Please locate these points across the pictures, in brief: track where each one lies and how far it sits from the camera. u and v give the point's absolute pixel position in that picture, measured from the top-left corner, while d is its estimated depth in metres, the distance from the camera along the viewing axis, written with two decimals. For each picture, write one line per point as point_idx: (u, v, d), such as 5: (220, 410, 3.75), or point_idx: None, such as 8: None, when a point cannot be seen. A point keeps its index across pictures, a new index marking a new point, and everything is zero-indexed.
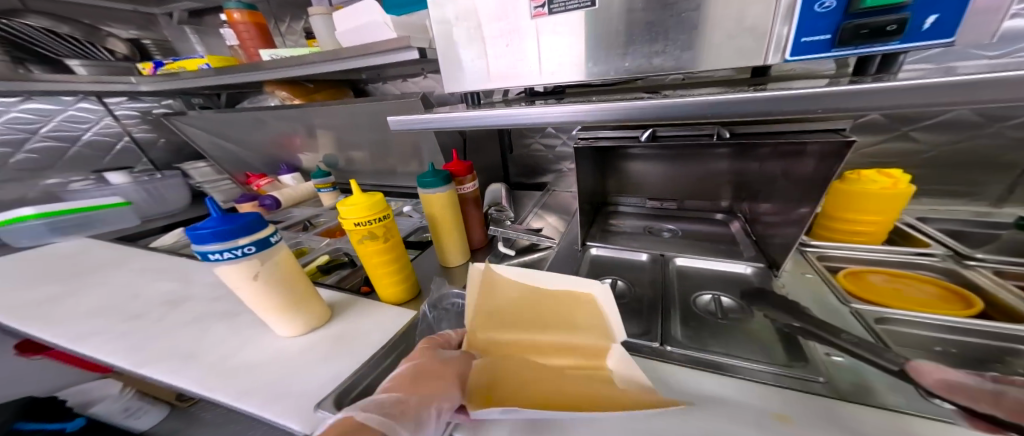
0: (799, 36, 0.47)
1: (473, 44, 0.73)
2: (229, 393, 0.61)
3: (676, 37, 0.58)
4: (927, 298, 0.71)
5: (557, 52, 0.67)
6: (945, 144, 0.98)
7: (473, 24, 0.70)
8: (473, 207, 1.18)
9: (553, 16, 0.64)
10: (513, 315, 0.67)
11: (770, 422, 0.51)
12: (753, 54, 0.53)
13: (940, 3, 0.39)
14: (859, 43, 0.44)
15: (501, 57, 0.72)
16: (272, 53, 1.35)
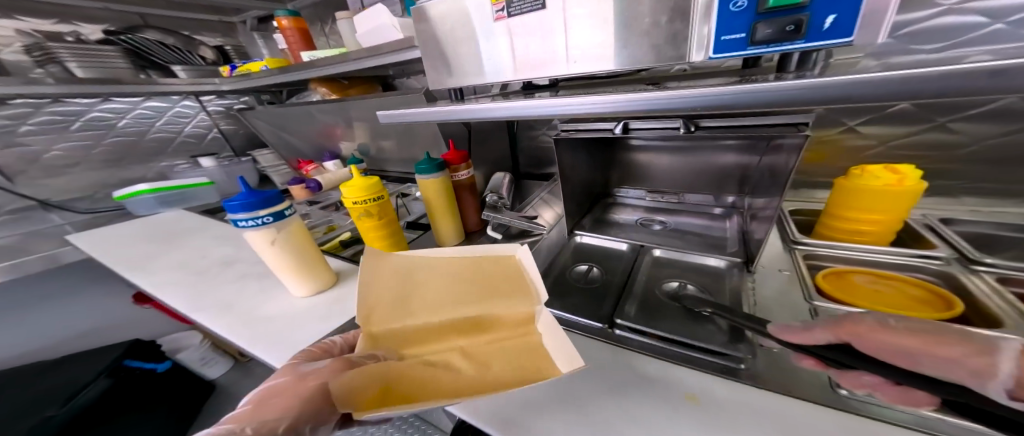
0: (720, 34, 0.49)
1: (446, 47, 0.80)
2: (252, 335, 0.81)
3: (617, 33, 0.60)
4: (908, 301, 0.66)
5: (587, 40, 0.63)
6: (994, 137, 0.83)
7: (446, 27, 0.77)
8: (468, 194, 1.26)
9: (512, 19, 0.69)
10: (435, 294, 0.69)
11: (679, 401, 0.56)
12: (681, 52, 0.56)
13: (837, 4, 0.40)
14: (769, 43, 0.46)
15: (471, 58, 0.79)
16: (311, 55, 1.57)
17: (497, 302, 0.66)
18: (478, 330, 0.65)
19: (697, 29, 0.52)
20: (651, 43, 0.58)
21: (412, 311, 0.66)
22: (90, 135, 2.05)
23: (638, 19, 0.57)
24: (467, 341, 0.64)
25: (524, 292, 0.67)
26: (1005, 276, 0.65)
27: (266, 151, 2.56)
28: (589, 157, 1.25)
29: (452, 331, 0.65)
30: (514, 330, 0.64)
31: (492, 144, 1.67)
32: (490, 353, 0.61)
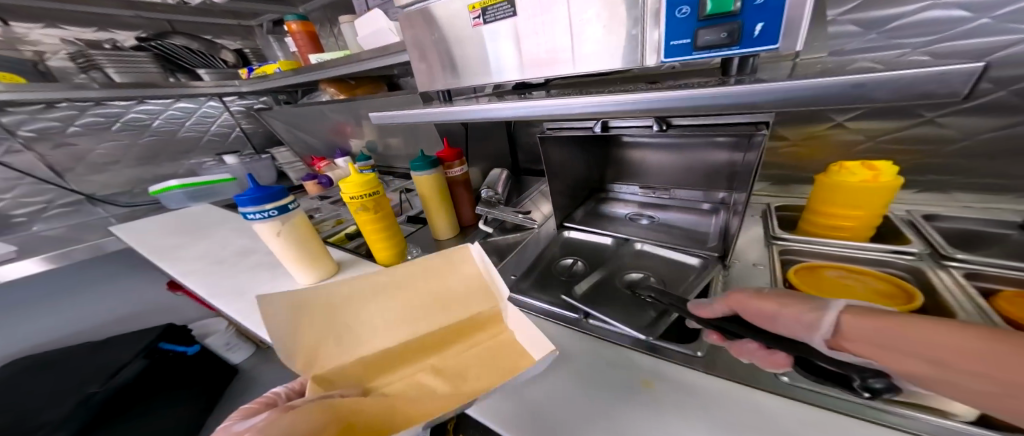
0: (669, 39, 0.52)
1: (433, 51, 0.86)
2: (259, 320, 0.90)
3: (594, 36, 0.62)
4: (874, 295, 0.67)
5: (592, 43, 0.63)
6: (988, 132, 0.81)
7: (431, 36, 0.84)
8: (462, 189, 1.27)
9: (487, 26, 0.74)
10: (389, 316, 0.68)
11: (637, 388, 0.58)
12: (638, 56, 0.59)
13: (764, 12, 0.43)
14: (707, 49, 0.49)
15: (454, 61, 0.85)
16: (318, 57, 1.66)
17: (458, 308, 0.70)
18: (445, 343, 0.69)
19: (648, 33, 0.56)
20: (608, 46, 0.61)
21: (368, 341, 0.65)
22: (128, 134, 2.24)
23: (597, 24, 0.60)
24: (438, 357, 0.68)
25: (483, 295, 0.72)
26: (971, 271, 0.67)
27: (282, 149, 2.71)
28: (581, 152, 1.18)
29: (421, 350, 0.68)
30: (480, 334, 0.71)
31: (493, 141, 1.59)
32: (461, 364, 0.66)
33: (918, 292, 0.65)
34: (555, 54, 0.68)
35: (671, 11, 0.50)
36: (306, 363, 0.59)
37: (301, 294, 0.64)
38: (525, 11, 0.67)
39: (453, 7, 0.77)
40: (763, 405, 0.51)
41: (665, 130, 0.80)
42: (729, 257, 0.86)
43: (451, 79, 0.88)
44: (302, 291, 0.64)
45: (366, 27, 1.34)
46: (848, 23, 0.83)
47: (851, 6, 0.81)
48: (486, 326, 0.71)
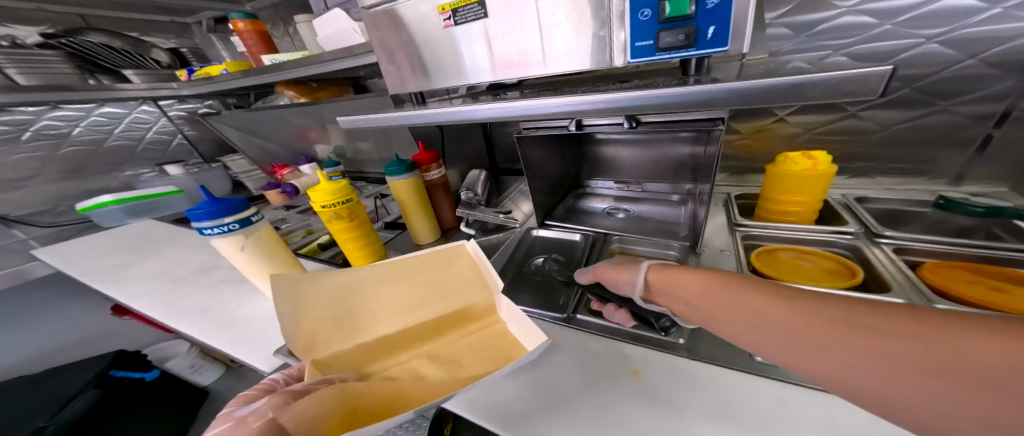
0: (634, 40, 0.55)
1: (400, 52, 0.84)
2: (227, 339, 0.83)
3: (562, 37, 0.64)
4: (822, 272, 0.75)
5: (559, 44, 0.64)
6: (900, 124, 0.93)
7: (398, 36, 0.81)
8: (442, 191, 1.22)
9: (459, 27, 0.73)
10: (387, 304, 0.69)
11: (626, 376, 0.60)
12: (607, 57, 0.61)
13: (715, 16, 0.47)
14: (671, 50, 0.52)
15: (425, 63, 0.83)
16: (273, 58, 1.54)
17: (453, 299, 0.71)
18: (439, 330, 0.69)
19: (615, 35, 0.58)
20: (578, 47, 0.63)
21: (364, 328, 0.66)
22: (42, 145, 1.95)
23: (558, 25, 0.63)
24: (432, 344, 0.68)
25: (480, 284, 0.73)
26: (898, 247, 0.78)
27: (236, 156, 2.46)
28: (555, 148, 1.17)
29: (414, 338, 0.67)
30: (474, 325, 0.70)
31: (469, 142, 1.57)
32: (456, 352, 0.66)
33: (856, 268, 0.75)
34: (527, 51, 0.69)
35: (631, 15, 0.53)
36: (310, 343, 0.59)
37: (305, 283, 0.63)
38: (495, 12, 0.67)
39: (422, 8, 0.75)
40: (736, 382, 0.55)
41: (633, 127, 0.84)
42: (699, 245, 0.91)
43: (421, 80, 0.86)
44: (304, 281, 0.63)
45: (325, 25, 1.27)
46: (784, 25, 0.91)
47: (785, 10, 0.89)
48: (480, 317, 0.71)
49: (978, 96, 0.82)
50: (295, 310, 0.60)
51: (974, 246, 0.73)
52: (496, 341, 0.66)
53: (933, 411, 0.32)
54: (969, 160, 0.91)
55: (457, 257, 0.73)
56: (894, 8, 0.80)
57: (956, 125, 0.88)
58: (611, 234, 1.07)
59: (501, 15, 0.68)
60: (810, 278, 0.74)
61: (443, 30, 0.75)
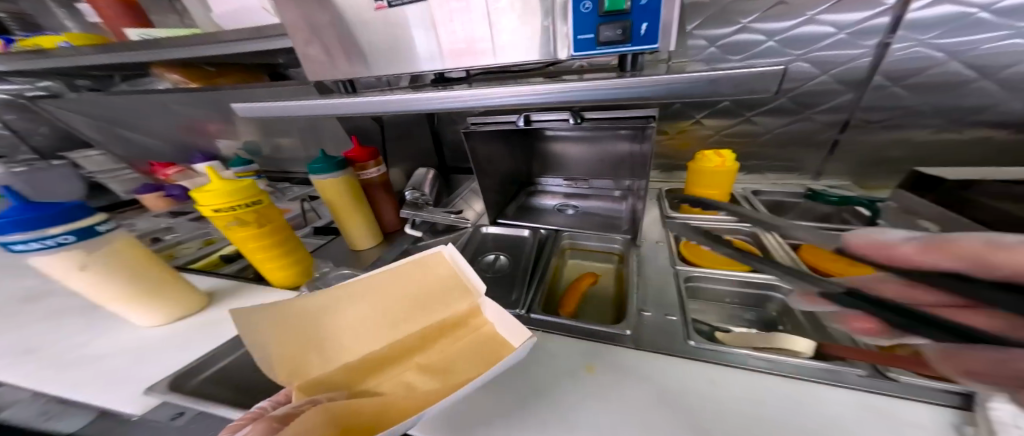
0: (577, 33, 0.56)
1: (327, 33, 0.74)
2: (66, 383, 0.62)
3: (511, 27, 0.62)
4: (729, 257, 0.81)
5: (507, 33, 0.62)
6: (782, 128, 1.03)
7: (323, 17, 0.73)
8: (382, 190, 1.09)
9: (395, 10, 0.67)
10: (371, 320, 0.61)
11: (579, 374, 0.57)
12: (552, 50, 0.61)
13: (646, 14, 0.50)
14: (610, 44, 0.54)
15: (355, 49, 0.75)
16: (141, 33, 1.16)
17: (440, 305, 0.64)
18: (429, 338, 0.60)
19: (559, 31, 0.59)
20: (522, 36, 0.62)
21: (349, 350, 0.57)
22: None
23: (500, 11, 0.60)
24: (423, 354, 0.58)
25: (461, 287, 0.66)
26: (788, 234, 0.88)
27: (92, 152, 1.90)
28: (504, 144, 1.14)
29: (405, 352, 0.58)
30: (461, 328, 0.61)
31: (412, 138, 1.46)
32: (449, 360, 0.56)
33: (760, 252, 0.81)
34: (469, 37, 0.65)
35: (573, 9, 0.54)
36: (287, 372, 0.51)
37: (272, 309, 0.55)
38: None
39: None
40: (673, 368, 0.55)
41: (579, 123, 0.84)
42: (638, 238, 0.96)
43: (356, 67, 0.77)
44: (273, 307, 0.56)
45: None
46: (702, 38, 0.92)
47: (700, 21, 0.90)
48: (468, 319, 0.62)
49: (836, 104, 0.91)
50: (258, 341, 0.51)
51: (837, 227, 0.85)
52: (485, 343, 0.57)
53: None
54: (825, 161, 1.03)
55: (436, 264, 0.68)
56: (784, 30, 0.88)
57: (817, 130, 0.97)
58: (557, 229, 1.09)
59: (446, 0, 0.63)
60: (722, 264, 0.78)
61: (376, 15, 0.69)
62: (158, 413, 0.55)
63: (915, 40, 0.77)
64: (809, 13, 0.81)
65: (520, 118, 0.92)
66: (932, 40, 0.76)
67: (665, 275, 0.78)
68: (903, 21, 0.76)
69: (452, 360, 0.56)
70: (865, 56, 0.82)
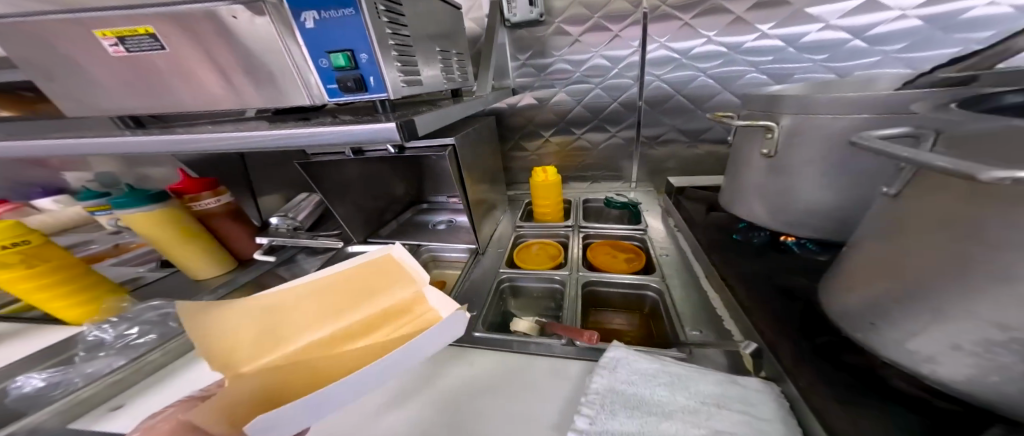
0: (324, 83, 0.45)
1: (58, 72, 0.51)
2: None
3: (313, 75, 0.45)
4: (555, 256, 0.77)
5: (303, 80, 0.46)
6: (604, 142, 0.98)
7: (23, 45, 0.48)
8: (231, 221, 0.84)
9: (136, 56, 0.47)
10: (315, 311, 0.41)
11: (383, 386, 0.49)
12: (301, 96, 0.48)
13: (370, 68, 0.43)
14: (348, 95, 0.45)
15: (81, 92, 0.52)
16: None
17: (389, 291, 0.44)
18: (377, 323, 0.39)
19: (298, 90, 0.47)
20: (270, 81, 0.48)
21: (287, 337, 0.38)
22: None
23: (290, 56, 0.44)
24: (369, 340, 0.37)
25: (406, 276, 0.46)
26: (589, 235, 0.83)
27: None
28: (385, 164, 0.89)
29: (345, 339, 0.38)
30: (411, 313, 0.40)
31: (261, 172, 1.02)
32: (398, 345, 0.35)
33: (561, 250, 0.79)
34: (273, 51, 0.44)
35: (306, 64, 0.45)
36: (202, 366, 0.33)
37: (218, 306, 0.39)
38: (232, 22, 0.43)
39: (51, 15, 0.44)
40: (466, 365, 0.51)
41: (399, 152, 0.65)
42: (482, 246, 0.83)
43: (230, 100, 0.51)
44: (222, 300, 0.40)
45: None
46: (531, 66, 0.89)
47: (531, 53, 0.88)
48: (415, 305, 0.41)
49: (629, 124, 0.93)
50: (209, 327, 0.36)
51: (657, 223, 0.83)
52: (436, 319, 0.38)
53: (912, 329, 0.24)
54: (639, 167, 0.99)
55: (385, 264, 0.48)
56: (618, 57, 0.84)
57: (671, 133, 0.92)
58: (417, 243, 0.89)
59: (233, 31, 0.44)
60: (535, 264, 0.75)
61: (110, 57, 0.48)
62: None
63: (652, 76, 0.85)
64: (595, 51, 0.84)
65: (353, 152, 0.71)
66: (710, 70, 0.80)
67: (484, 278, 0.72)
68: (648, 59, 0.83)
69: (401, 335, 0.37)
70: (632, 86, 0.87)
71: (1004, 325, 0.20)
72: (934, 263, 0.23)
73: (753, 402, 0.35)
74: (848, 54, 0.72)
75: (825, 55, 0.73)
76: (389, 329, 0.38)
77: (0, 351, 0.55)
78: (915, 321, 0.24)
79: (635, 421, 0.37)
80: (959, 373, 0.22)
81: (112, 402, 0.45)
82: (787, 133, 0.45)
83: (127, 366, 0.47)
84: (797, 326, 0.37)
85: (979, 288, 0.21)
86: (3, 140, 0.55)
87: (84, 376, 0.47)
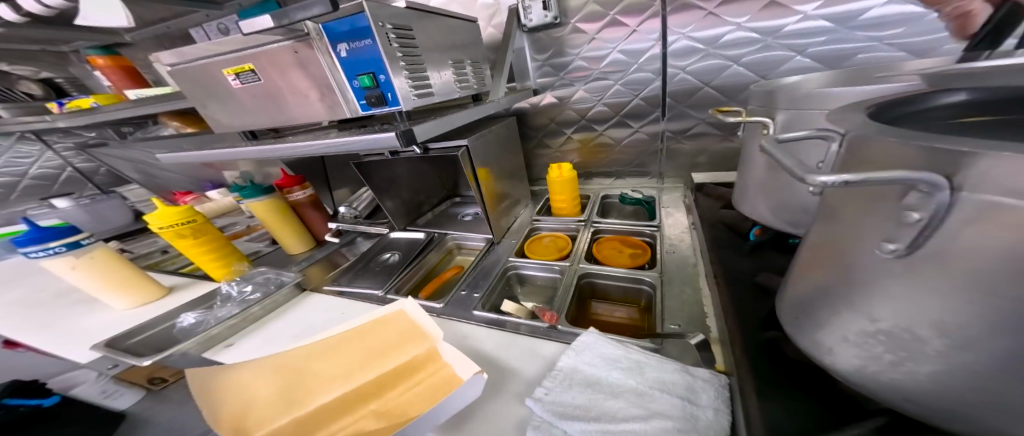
0: (356, 99, 0.57)
1: (209, 102, 0.73)
2: (39, 339, 0.71)
3: (351, 93, 0.57)
4: (563, 248, 0.81)
5: (344, 98, 0.58)
6: (628, 137, 0.96)
7: (191, 85, 0.71)
8: (310, 210, 1.06)
9: (247, 87, 0.65)
10: (330, 370, 0.53)
11: None
12: (341, 110, 0.60)
13: (389, 86, 0.54)
14: (374, 108, 0.57)
15: (220, 114, 0.74)
16: (138, 92, 1.07)
17: (400, 350, 0.54)
18: (388, 383, 0.50)
19: (342, 106, 0.59)
20: (324, 100, 0.59)
21: (307, 396, 0.50)
22: None
23: (334, 80, 0.56)
24: (380, 400, 0.48)
25: (415, 333, 0.56)
26: (600, 229, 0.84)
27: None
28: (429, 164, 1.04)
29: (360, 398, 0.49)
30: (421, 372, 0.50)
31: (331, 169, 1.24)
32: (408, 407, 0.46)
33: (569, 243, 0.82)
34: (323, 78, 0.56)
35: (345, 84, 0.56)
36: (234, 427, 0.45)
37: (244, 370, 0.53)
38: (297, 56, 0.56)
39: (200, 60, 0.64)
40: (465, 335, 0.60)
41: (425, 154, 0.75)
42: (499, 236, 0.90)
43: (310, 112, 0.63)
44: (243, 365, 0.53)
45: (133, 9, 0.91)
46: (550, 66, 0.93)
47: (550, 53, 0.91)
48: (426, 362, 0.51)
49: (653, 119, 0.90)
50: (257, 387, 0.51)
51: (676, 220, 0.79)
52: (431, 388, 0.47)
53: (819, 321, 0.24)
54: (666, 162, 0.95)
55: (395, 319, 0.59)
56: (639, 50, 0.82)
57: (700, 126, 0.86)
58: (445, 233, 1.01)
59: (297, 61, 0.56)
60: (542, 255, 0.79)
61: (234, 89, 0.66)
62: (98, 365, 0.63)
63: (676, 68, 0.81)
64: (612, 47, 0.84)
65: (390, 153, 0.84)
66: (743, 59, 0.75)
67: (494, 263, 0.80)
68: (669, 50, 0.79)
69: (401, 403, 0.47)
70: (654, 80, 0.84)
71: (872, 316, 0.19)
72: (829, 254, 0.23)
73: (696, 390, 0.37)
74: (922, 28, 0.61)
75: (891, 31, 0.63)
76: (392, 393, 0.48)
77: (178, 295, 0.82)
78: (820, 313, 0.24)
79: (585, 396, 0.40)
80: (847, 365, 0.22)
81: (228, 340, 0.66)
82: (784, 124, 0.40)
83: (238, 314, 0.67)
84: (754, 321, 0.37)
85: (850, 284, 0.20)
86: (181, 151, 0.82)
87: (216, 317, 0.69)
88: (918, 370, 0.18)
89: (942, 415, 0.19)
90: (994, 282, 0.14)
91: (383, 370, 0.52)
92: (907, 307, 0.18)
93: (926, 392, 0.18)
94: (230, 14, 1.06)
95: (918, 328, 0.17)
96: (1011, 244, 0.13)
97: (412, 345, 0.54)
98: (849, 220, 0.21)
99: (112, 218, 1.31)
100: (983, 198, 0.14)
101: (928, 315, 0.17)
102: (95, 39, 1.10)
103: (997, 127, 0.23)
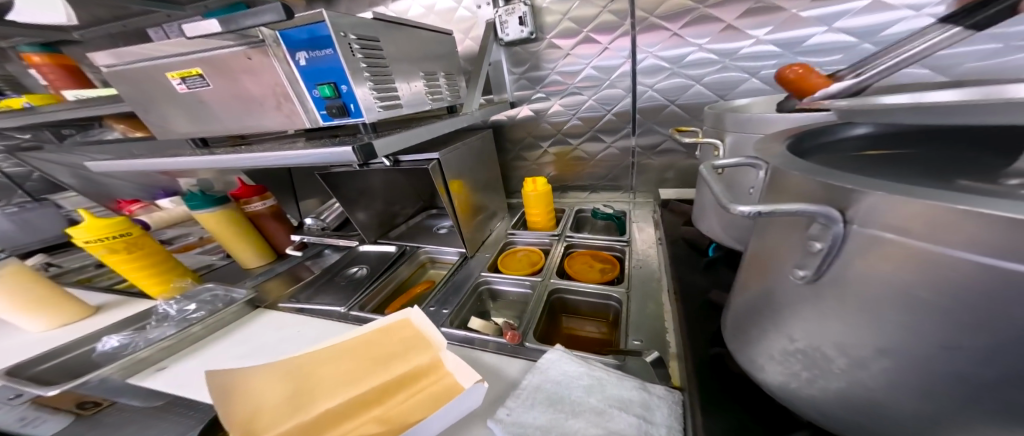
0: (316, 110, 0.55)
1: (152, 105, 0.68)
2: None
3: (311, 103, 0.55)
4: (536, 261, 0.81)
5: (303, 107, 0.56)
6: (601, 152, 0.99)
7: (130, 87, 0.66)
8: (271, 221, 1.01)
9: (196, 93, 0.62)
10: (331, 375, 0.49)
11: None
12: (298, 120, 0.58)
13: (350, 97, 0.53)
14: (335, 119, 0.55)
15: (166, 120, 0.70)
16: (77, 93, 0.98)
17: (403, 357, 0.50)
18: (389, 390, 0.46)
19: (300, 115, 0.57)
20: (283, 107, 0.57)
21: (306, 401, 0.45)
22: None
23: (291, 88, 0.54)
24: (380, 407, 0.44)
25: (421, 342, 0.52)
26: (573, 244, 0.85)
27: None
28: (405, 176, 1.02)
29: (359, 405, 0.44)
30: (424, 380, 0.46)
31: (300, 178, 1.18)
32: (412, 415, 0.42)
33: (543, 257, 0.82)
34: (281, 84, 0.54)
35: (304, 93, 0.55)
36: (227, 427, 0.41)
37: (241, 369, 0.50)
38: (251, 63, 0.54)
39: (142, 62, 0.60)
40: None
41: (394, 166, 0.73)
42: (473, 250, 0.88)
43: (270, 120, 0.60)
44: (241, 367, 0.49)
45: (83, 5, 0.86)
46: (527, 79, 0.95)
47: (527, 66, 0.93)
48: (430, 370, 0.48)
49: (625, 134, 0.94)
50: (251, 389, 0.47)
51: (646, 236, 0.80)
52: (437, 395, 0.44)
53: (752, 339, 0.26)
54: (637, 177, 0.99)
55: (400, 329, 0.55)
56: (610, 67, 0.86)
57: (667, 142, 0.91)
58: (419, 246, 0.98)
59: (251, 65, 0.54)
60: (516, 270, 0.79)
61: (181, 93, 0.63)
62: None
63: (644, 86, 0.85)
64: (586, 63, 0.87)
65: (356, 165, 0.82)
66: (704, 78, 0.80)
67: (466, 278, 0.78)
68: (639, 67, 0.83)
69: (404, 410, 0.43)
70: (625, 96, 0.88)
71: (790, 336, 0.22)
72: (759, 275, 0.24)
73: (651, 407, 0.38)
74: (857, 57, 0.68)
75: (831, 57, 0.70)
76: (395, 400, 0.45)
77: (106, 316, 0.74)
78: (751, 332, 0.26)
79: (546, 416, 0.39)
80: (774, 381, 0.25)
81: (160, 363, 0.60)
82: (733, 147, 0.43)
83: (175, 335, 0.62)
84: (706, 334, 0.39)
85: (775, 306, 0.23)
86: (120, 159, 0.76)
87: (146, 339, 0.62)
88: (828, 386, 0.21)
89: (845, 425, 0.22)
90: (877, 308, 0.17)
91: (386, 376, 0.48)
92: (815, 328, 0.20)
93: (835, 405, 0.21)
94: (195, 16, 1.01)
95: (826, 348, 0.20)
96: (892, 275, 0.16)
97: (417, 352, 0.51)
98: (771, 247, 0.23)
99: (45, 228, 1.19)
100: (870, 231, 0.16)
101: (832, 337, 0.19)
102: (37, 35, 1.02)
103: (886, 158, 0.28)
